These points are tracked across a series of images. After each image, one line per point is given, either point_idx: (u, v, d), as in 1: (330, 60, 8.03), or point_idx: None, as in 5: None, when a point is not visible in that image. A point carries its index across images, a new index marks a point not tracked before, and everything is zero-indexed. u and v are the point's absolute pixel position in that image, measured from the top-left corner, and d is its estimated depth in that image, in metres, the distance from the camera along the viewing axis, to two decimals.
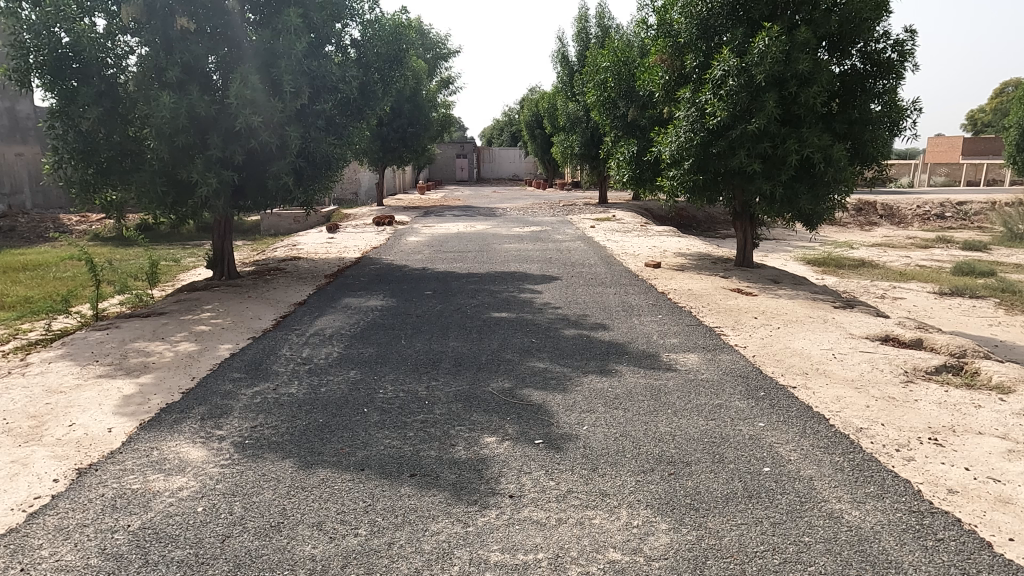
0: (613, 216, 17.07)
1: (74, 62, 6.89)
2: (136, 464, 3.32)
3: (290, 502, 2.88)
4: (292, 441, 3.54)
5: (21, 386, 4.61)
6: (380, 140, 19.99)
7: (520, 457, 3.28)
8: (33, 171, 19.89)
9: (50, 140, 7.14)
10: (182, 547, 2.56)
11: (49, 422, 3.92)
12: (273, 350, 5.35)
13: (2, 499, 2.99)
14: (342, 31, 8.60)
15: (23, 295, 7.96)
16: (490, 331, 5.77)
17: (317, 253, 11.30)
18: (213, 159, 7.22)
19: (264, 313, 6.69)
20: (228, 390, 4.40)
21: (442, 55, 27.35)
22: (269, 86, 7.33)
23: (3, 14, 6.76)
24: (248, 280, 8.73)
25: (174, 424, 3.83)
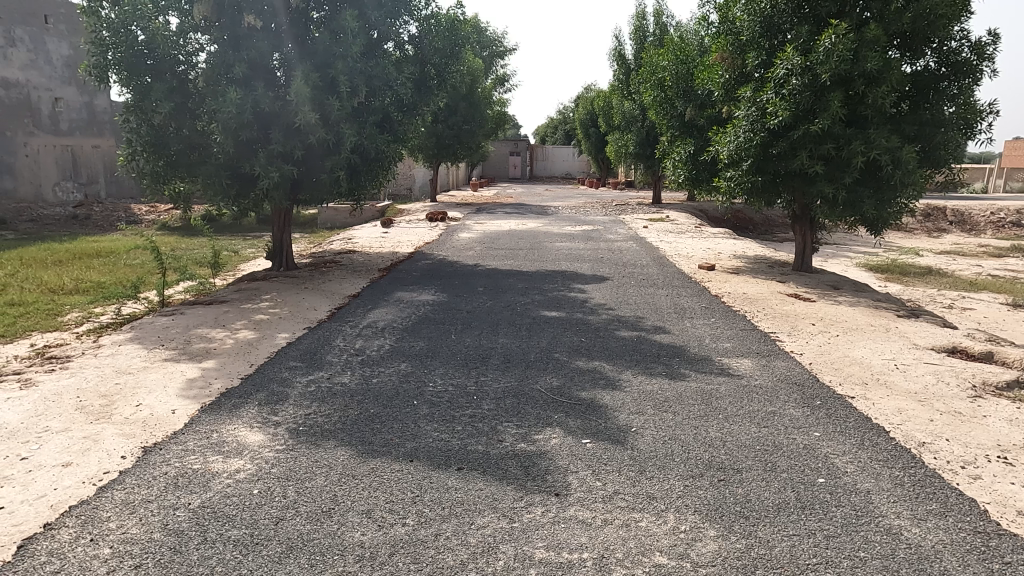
0: (667, 216, 16.83)
1: (149, 59, 7.20)
2: (197, 445, 3.46)
3: (342, 489, 2.96)
4: (345, 429, 3.63)
5: (93, 366, 4.85)
6: (435, 137, 20.23)
7: (569, 456, 3.28)
8: (109, 161, 20.99)
9: (125, 133, 7.49)
10: (238, 527, 2.66)
11: (118, 401, 4.12)
12: (327, 340, 5.48)
13: (75, 472, 3.16)
14: (400, 28, 8.73)
15: (97, 280, 8.38)
16: (539, 329, 5.78)
17: (371, 247, 11.53)
18: (275, 153, 7.45)
19: (320, 305, 6.87)
20: (284, 378, 4.53)
21: (498, 53, 27.48)
22: (328, 83, 7.53)
23: (86, 13, 7.14)
24: (306, 272, 8.96)
25: (233, 409, 3.97)
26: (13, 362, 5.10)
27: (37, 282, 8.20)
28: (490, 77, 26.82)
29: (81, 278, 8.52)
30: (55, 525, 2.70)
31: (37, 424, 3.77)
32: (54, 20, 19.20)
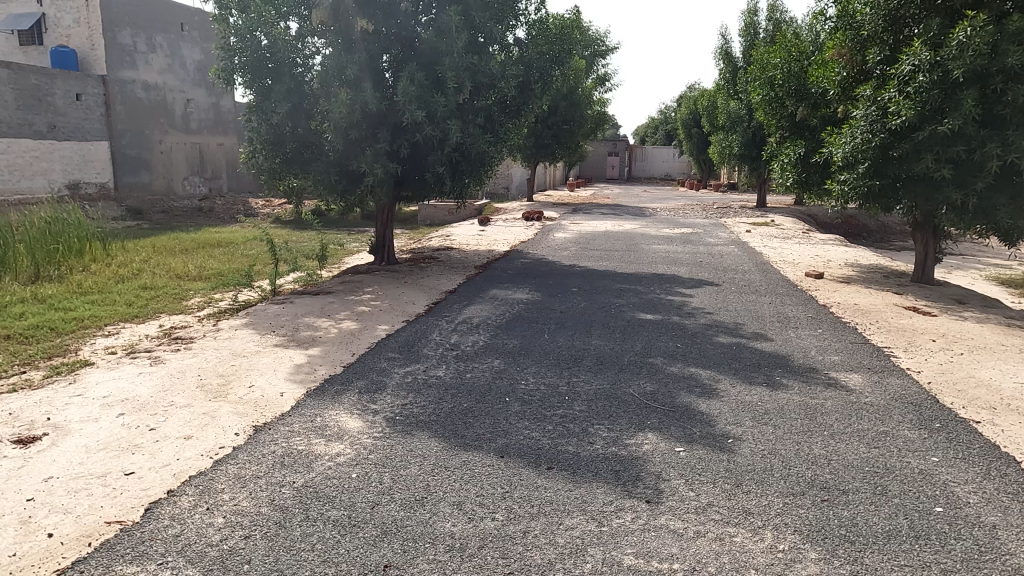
0: (772, 220, 16.14)
1: (270, 62, 7.68)
2: (302, 427, 3.66)
3: (434, 479, 3.04)
4: (439, 421, 3.73)
5: (213, 348, 5.22)
6: (534, 136, 20.35)
7: (662, 463, 3.21)
8: (231, 157, 22.60)
9: (247, 132, 8.03)
10: (338, 508, 2.79)
11: (233, 381, 4.43)
12: (424, 334, 5.64)
13: (195, 445, 3.43)
14: (507, 31, 8.85)
15: (217, 269, 9.01)
16: (634, 332, 5.69)
17: (469, 245, 11.75)
18: (381, 151, 7.75)
19: (418, 299, 7.07)
20: (383, 368, 4.71)
21: (601, 52, 27.24)
22: (434, 84, 7.73)
23: (217, 20, 7.74)
24: (406, 267, 9.26)
25: (336, 395, 4.16)
26: (144, 340, 5.58)
27: (166, 268, 8.91)
28: (592, 77, 26.65)
29: (204, 266, 9.21)
30: (177, 492, 2.94)
31: (164, 399, 4.11)
32: (189, 27, 20.80)
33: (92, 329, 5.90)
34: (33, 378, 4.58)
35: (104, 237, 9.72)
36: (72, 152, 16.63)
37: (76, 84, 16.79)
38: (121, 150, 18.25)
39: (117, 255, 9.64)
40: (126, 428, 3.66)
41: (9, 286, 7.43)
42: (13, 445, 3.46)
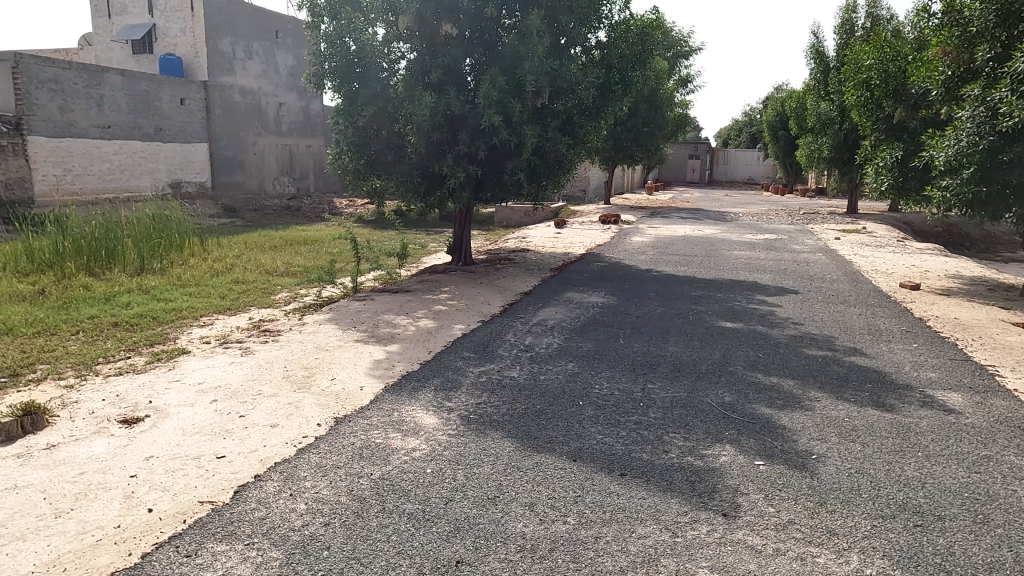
0: (864, 227, 15.35)
1: (358, 67, 7.96)
2: (380, 421, 3.77)
3: (507, 479, 3.06)
4: (512, 422, 3.75)
5: (298, 341, 5.46)
6: (614, 139, 20.16)
7: (741, 475, 3.11)
8: (318, 159, 23.56)
9: (334, 135, 8.34)
10: (412, 502, 2.85)
11: (317, 374, 4.62)
12: (499, 335, 5.69)
13: (280, 433, 3.59)
14: (589, 33, 8.81)
15: (303, 265, 9.41)
16: (713, 340, 5.54)
17: (545, 247, 11.77)
18: (461, 154, 7.87)
19: (494, 300, 7.15)
20: (459, 367, 4.79)
21: (685, 53, 26.64)
22: (514, 87, 7.79)
23: (310, 27, 8.07)
24: (482, 268, 9.38)
25: (412, 391, 4.27)
26: (236, 331, 5.89)
27: (256, 264, 9.38)
28: (674, 78, 26.16)
29: (291, 262, 9.63)
30: (263, 477, 3.09)
31: (253, 388, 4.32)
32: (284, 34, 21.76)
33: (189, 320, 6.28)
34: (137, 363, 4.93)
35: (201, 233, 10.33)
36: (175, 153, 17.76)
37: (180, 89, 17.91)
38: (219, 151, 19.34)
39: (213, 250, 10.23)
40: (219, 414, 3.88)
41: (118, 276, 8.02)
42: (119, 425, 3.73)
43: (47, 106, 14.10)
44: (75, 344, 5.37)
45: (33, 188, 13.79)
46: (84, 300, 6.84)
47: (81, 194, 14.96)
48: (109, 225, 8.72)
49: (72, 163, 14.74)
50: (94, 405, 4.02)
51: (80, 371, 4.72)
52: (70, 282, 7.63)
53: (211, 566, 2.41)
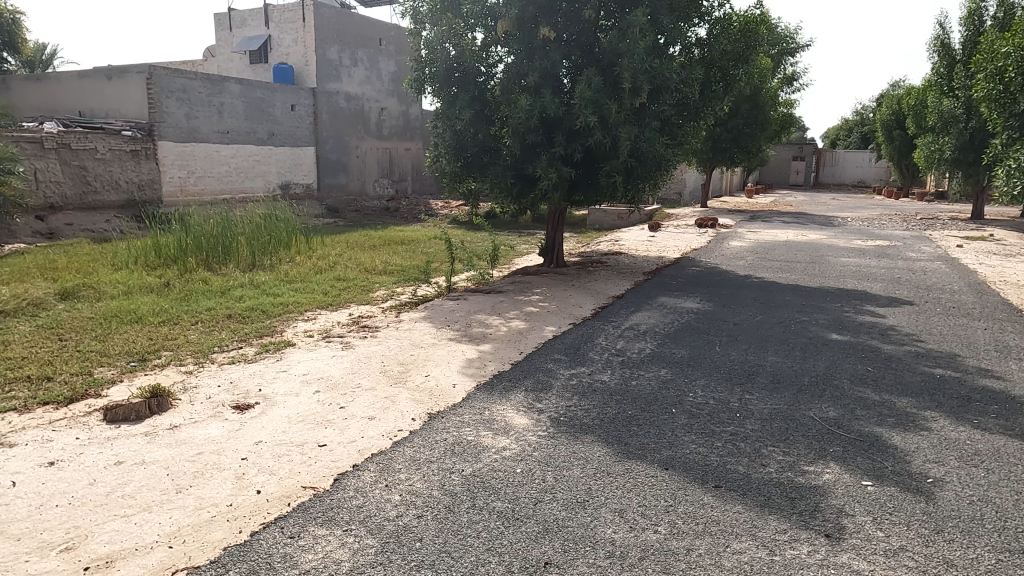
0: (991, 235, 14.13)
1: (457, 71, 8.21)
2: (472, 418, 3.84)
3: (596, 484, 3.04)
4: (603, 426, 3.72)
5: (394, 338, 5.65)
6: (712, 140, 19.59)
7: (846, 495, 2.94)
8: (417, 162, 24.30)
9: (433, 138, 8.63)
10: (502, 500, 2.88)
11: (412, 370, 4.76)
12: (590, 338, 5.65)
13: (377, 426, 3.73)
14: (688, 30, 8.59)
15: (400, 264, 9.73)
16: (816, 351, 5.27)
17: (638, 250, 11.59)
18: (556, 156, 7.87)
19: (585, 303, 7.10)
20: (549, 369, 4.80)
21: (791, 50, 25.44)
22: (612, 88, 7.70)
23: (412, 35, 8.41)
24: (574, 270, 9.36)
25: (504, 391, 4.31)
26: (337, 326, 6.18)
27: (356, 262, 9.79)
28: (779, 77, 25.06)
29: (389, 261, 9.99)
30: (361, 466, 3.22)
31: (352, 380, 4.52)
32: (387, 41, 22.50)
33: (295, 313, 6.65)
34: (248, 353, 5.27)
35: (307, 232, 10.91)
36: (285, 157, 18.83)
37: (291, 96, 18.97)
38: (324, 155, 20.34)
39: (317, 248, 10.77)
40: (322, 404, 4.07)
41: (233, 272, 8.60)
42: (232, 410, 4.00)
43: (175, 114, 15.31)
44: (194, 333, 5.80)
45: (161, 189, 15.02)
46: (202, 293, 7.38)
47: (202, 196, 16.15)
48: (226, 224, 9.36)
49: (195, 166, 15.94)
50: (211, 390, 4.34)
51: (198, 359, 5.10)
52: (191, 276, 8.26)
53: (312, 548, 2.54)
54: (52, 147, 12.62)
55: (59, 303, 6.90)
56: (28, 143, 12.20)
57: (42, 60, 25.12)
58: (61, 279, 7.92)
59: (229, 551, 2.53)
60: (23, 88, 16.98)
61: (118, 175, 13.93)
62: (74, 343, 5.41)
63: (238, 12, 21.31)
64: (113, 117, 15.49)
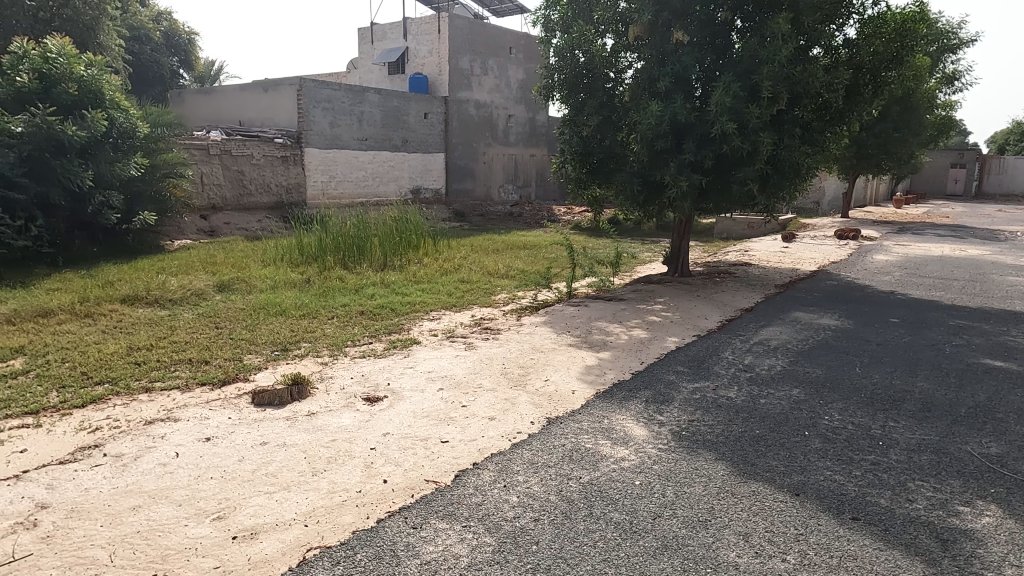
0: None
1: (586, 78, 8.28)
2: (590, 426, 3.82)
3: (720, 504, 2.91)
4: (727, 444, 3.56)
5: (516, 341, 5.74)
6: (857, 146, 18.25)
7: (1007, 543, 2.63)
8: (542, 167, 24.56)
9: (560, 144, 8.74)
10: (620, 511, 2.84)
11: (532, 373, 4.81)
12: (715, 351, 5.44)
13: (497, 426, 3.80)
14: (834, 31, 8.05)
15: (522, 269, 9.86)
16: (975, 379, 4.75)
17: (770, 262, 11.02)
18: (686, 162, 7.63)
19: (711, 315, 6.86)
20: (671, 380, 4.67)
21: (953, 47, 23.11)
22: (748, 94, 7.37)
23: (542, 42, 8.54)
24: (700, 280, 9.05)
25: (624, 401, 4.25)
26: (460, 326, 6.37)
27: (480, 265, 10.03)
28: (938, 77, 22.86)
29: (511, 265, 10.16)
30: (481, 465, 3.29)
31: (474, 380, 4.64)
32: (517, 50, 22.79)
33: (421, 312, 6.94)
34: (378, 348, 5.56)
35: (435, 234, 11.34)
36: (417, 163, 19.70)
37: (425, 104, 19.81)
38: (453, 161, 21.09)
39: (443, 250, 11.17)
40: (444, 402, 4.21)
41: (366, 271, 9.10)
42: (363, 401, 4.24)
43: (321, 123, 16.49)
44: (331, 327, 6.21)
45: (306, 193, 16.24)
46: (339, 290, 7.87)
47: (341, 199, 17.27)
48: (361, 226, 9.94)
49: (336, 171, 17.07)
50: (345, 381, 4.62)
51: (333, 351, 5.45)
52: (329, 273, 8.85)
53: (434, 541, 2.63)
54: (217, 153, 14.01)
55: (217, 294, 7.63)
56: (197, 150, 13.60)
57: (211, 73, 27.83)
58: (219, 272, 8.75)
59: (358, 535, 2.68)
60: (194, 102, 18.96)
61: (270, 179, 15.21)
62: (227, 331, 5.97)
63: (379, 26, 22.58)
64: (268, 126, 16.94)
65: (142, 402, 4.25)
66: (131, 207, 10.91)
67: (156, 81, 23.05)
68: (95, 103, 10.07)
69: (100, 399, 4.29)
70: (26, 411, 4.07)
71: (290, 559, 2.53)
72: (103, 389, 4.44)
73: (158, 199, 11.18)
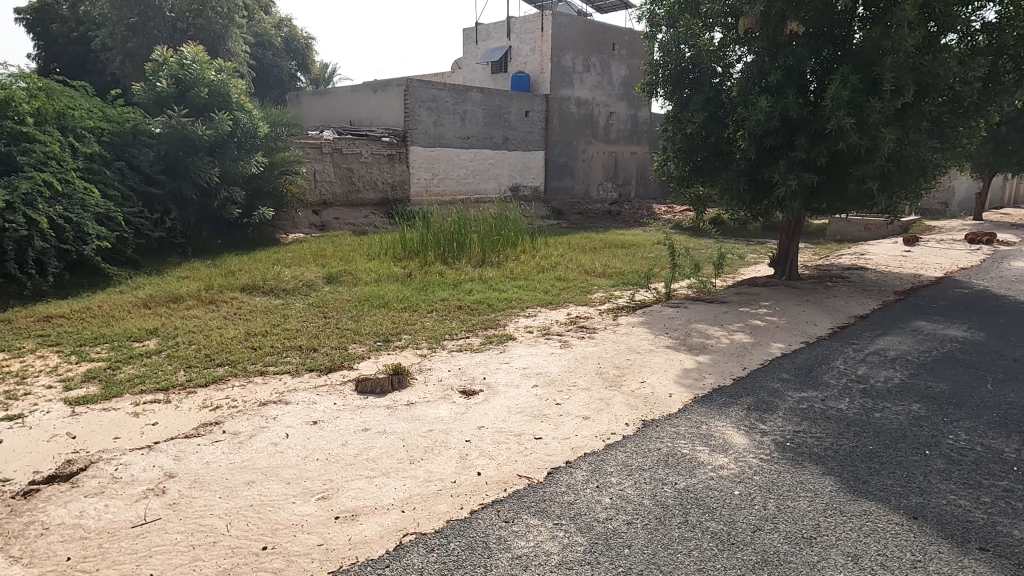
0: None
1: (692, 73, 8.06)
2: (688, 431, 3.71)
3: (827, 521, 2.75)
4: (837, 459, 3.35)
5: (612, 340, 5.67)
6: (994, 142, 16.67)
7: None
8: (643, 165, 24.10)
9: (662, 141, 8.55)
10: (717, 521, 2.75)
11: (628, 374, 4.73)
12: (825, 360, 5.14)
13: (591, 426, 3.77)
14: (970, 15, 7.35)
15: (620, 268, 9.73)
16: None
17: (890, 266, 10.27)
18: (797, 160, 7.24)
19: (821, 321, 6.49)
20: (774, 388, 4.45)
21: None
22: (869, 86, 6.90)
23: (647, 38, 8.39)
24: (810, 284, 8.57)
25: (724, 407, 4.10)
26: (555, 324, 6.38)
27: (577, 263, 9.99)
28: None
29: (608, 264, 10.05)
30: (574, 464, 3.28)
31: (569, 378, 4.63)
32: (620, 46, 22.37)
33: (517, 309, 6.99)
34: (474, 342, 5.66)
35: (533, 232, 11.41)
36: (517, 161, 19.87)
37: (526, 102, 19.94)
38: (553, 158, 21.12)
39: (541, 248, 11.22)
40: (538, 398, 4.23)
41: (465, 266, 9.29)
42: (460, 394, 4.33)
43: (425, 122, 16.98)
44: (430, 321, 6.40)
45: (410, 189, 16.79)
46: (439, 285, 8.08)
47: (443, 196, 17.72)
48: (461, 222, 10.15)
49: (439, 168, 17.52)
50: (442, 373, 4.75)
51: (431, 344, 5.60)
52: (430, 268, 9.09)
53: (525, 536, 2.65)
54: (328, 152, 14.73)
55: (325, 285, 8.04)
56: (311, 148, 14.36)
57: (326, 75, 29.31)
58: (328, 265, 9.21)
59: (452, 524, 2.74)
60: (309, 104, 20.07)
61: (376, 176, 15.83)
62: (334, 320, 6.29)
63: (484, 25, 22.91)
64: (376, 126, 17.66)
65: (257, 384, 4.56)
66: (252, 202, 11.69)
67: (277, 84, 24.55)
68: (222, 105, 10.87)
69: (220, 379, 4.64)
70: (158, 387, 4.47)
71: (387, 542, 2.63)
72: (223, 370, 4.80)
73: (276, 195, 11.90)
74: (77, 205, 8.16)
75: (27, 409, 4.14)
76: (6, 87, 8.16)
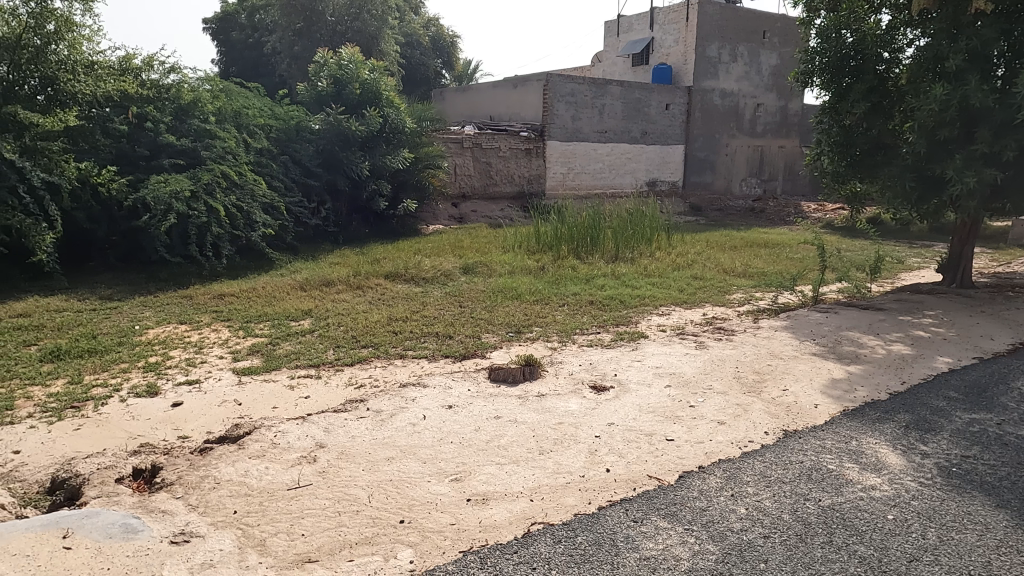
0: None
1: (854, 60, 7.41)
2: (835, 446, 3.46)
3: (1000, 560, 2.45)
4: (1014, 492, 2.97)
5: (752, 344, 5.40)
6: None
7: None
8: (792, 160, 22.62)
9: (816, 133, 7.97)
10: (867, 545, 2.54)
11: (769, 381, 4.48)
12: (1004, 380, 4.56)
13: (727, 432, 3.62)
14: None
15: (762, 268, 9.23)
16: None
17: None
18: (977, 154, 6.47)
19: (999, 335, 5.77)
20: (940, 407, 4.03)
21: None
22: None
23: (803, 24, 7.84)
24: (987, 294, 7.64)
25: (878, 423, 3.77)
26: (690, 324, 6.17)
27: (715, 262, 9.60)
28: None
29: (749, 264, 9.57)
30: (707, 469, 3.17)
31: (704, 381, 4.47)
32: (771, 34, 21.07)
33: (650, 307, 6.83)
34: (605, 338, 5.62)
35: (670, 229, 11.12)
36: (655, 155, 19.41)
37: (667, 95, 19.39)
38: (694, 153, 20.39)
39: (678, 244, 10.90)
40: (671, 399, 4.12)
41: (598, 261, 9.24)
42: (591, 389, 4.32)
43: (563, 116, 17.03)
44: (561, 314, 6.43)
45: (545, 183, 16.97)
46: (571, 279, 8.09)
47: (578, 190, 17.71)
48: (596, 216, 10.11)
49: (575, 163, 17.53)
50: (573, 368, 4.75)
51: (562, 337, 5.63)
52: (563, 262, 9.12)
53: (654, 537, 2.60)
54: (469, 146, 15.41)
55: (462, 275, 8.32)
56: (453, 143, 15.15)
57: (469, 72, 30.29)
58: (465, 256, 9.53)
59: (580, 518, 2.75)
60: (452, 100, 20.82)
61: (513, 170, 16.13)
62: (469, 310, 6.50)
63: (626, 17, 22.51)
64: (515, 121, 17.98)
65: (397, 366, 4.83)
66: (397, 194, 12.33)
67: (423, 82, 25.60)
68: (374, 102, 11.55)
69: (364, 360, 4.95)
70: (310, 363, 4.86)
71: (515, 529, 2.69)
72: (367, 352, 5.12)
73: (420, 187, 12.46)
74: (248, 195, 9.02)
75: (203, 376, 4.66)
76: (196, 89, 9.16)
